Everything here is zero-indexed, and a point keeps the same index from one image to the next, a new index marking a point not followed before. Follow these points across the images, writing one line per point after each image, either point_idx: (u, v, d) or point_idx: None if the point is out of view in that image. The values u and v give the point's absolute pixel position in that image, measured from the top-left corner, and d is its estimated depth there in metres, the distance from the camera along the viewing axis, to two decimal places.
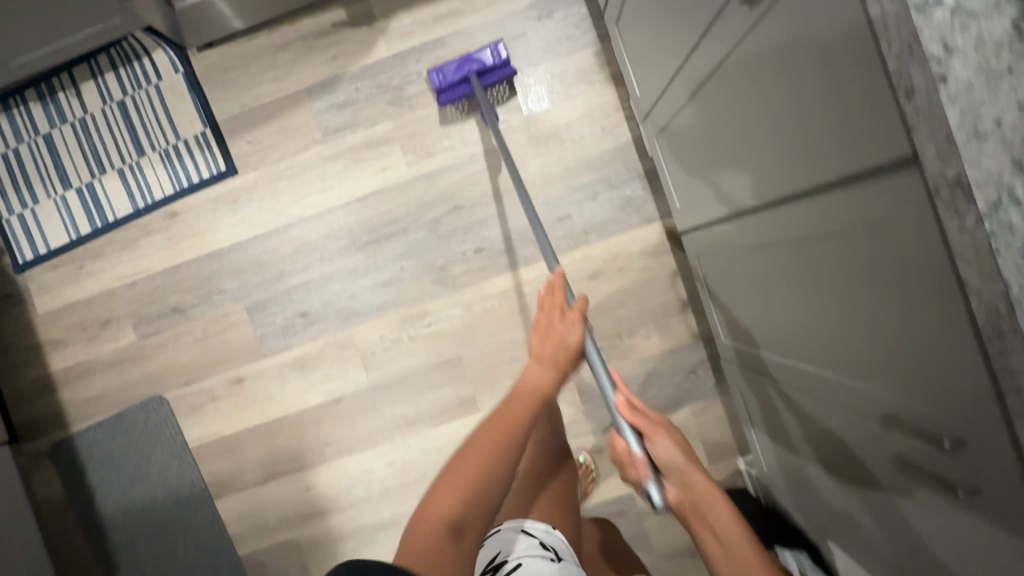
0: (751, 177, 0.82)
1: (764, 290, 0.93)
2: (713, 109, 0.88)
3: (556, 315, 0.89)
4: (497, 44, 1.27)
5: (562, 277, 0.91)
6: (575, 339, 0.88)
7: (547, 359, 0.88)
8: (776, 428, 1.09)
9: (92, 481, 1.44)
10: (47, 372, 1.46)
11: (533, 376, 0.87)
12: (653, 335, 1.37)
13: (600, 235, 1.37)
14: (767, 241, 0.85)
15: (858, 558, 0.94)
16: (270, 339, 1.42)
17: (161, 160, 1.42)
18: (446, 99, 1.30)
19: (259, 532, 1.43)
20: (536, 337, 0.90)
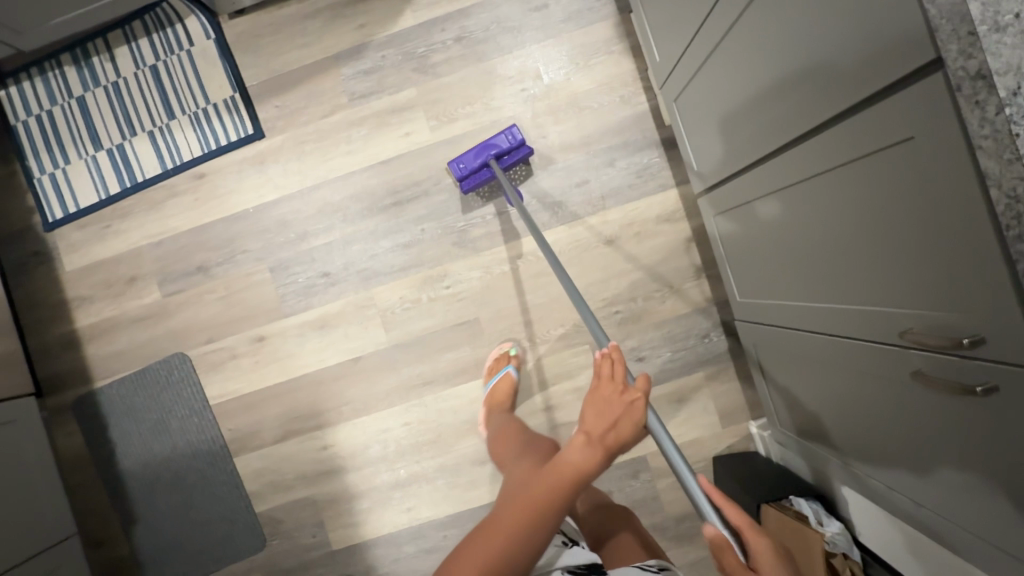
0: (767, 123, 0.86)
1: (780, 237, 0.97)
2: (730, 62, 0.91)
3: (615, 390, 0.72)
4: (512, 127, 1.34)
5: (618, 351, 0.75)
6: (633, 418, 0.71)
7: (599, 442, 0.69)
8: (790, 380, 1.13)
9: (114, 434, 1.47)
10: (73, 328, 1.49)
11: (575, 462, 0.67)
12: (667, 299, 1.40)
13: (616, 201, 1.40)
14: (783, 185, 0.89)
15: (872, 495, 0.97)
16: (292, 299, 1.45)
17: (191, 122, 1.46)
18: (468, 186, 1.34)
19: (277, 489, 1.45)
20: (588, 412, 0.71)
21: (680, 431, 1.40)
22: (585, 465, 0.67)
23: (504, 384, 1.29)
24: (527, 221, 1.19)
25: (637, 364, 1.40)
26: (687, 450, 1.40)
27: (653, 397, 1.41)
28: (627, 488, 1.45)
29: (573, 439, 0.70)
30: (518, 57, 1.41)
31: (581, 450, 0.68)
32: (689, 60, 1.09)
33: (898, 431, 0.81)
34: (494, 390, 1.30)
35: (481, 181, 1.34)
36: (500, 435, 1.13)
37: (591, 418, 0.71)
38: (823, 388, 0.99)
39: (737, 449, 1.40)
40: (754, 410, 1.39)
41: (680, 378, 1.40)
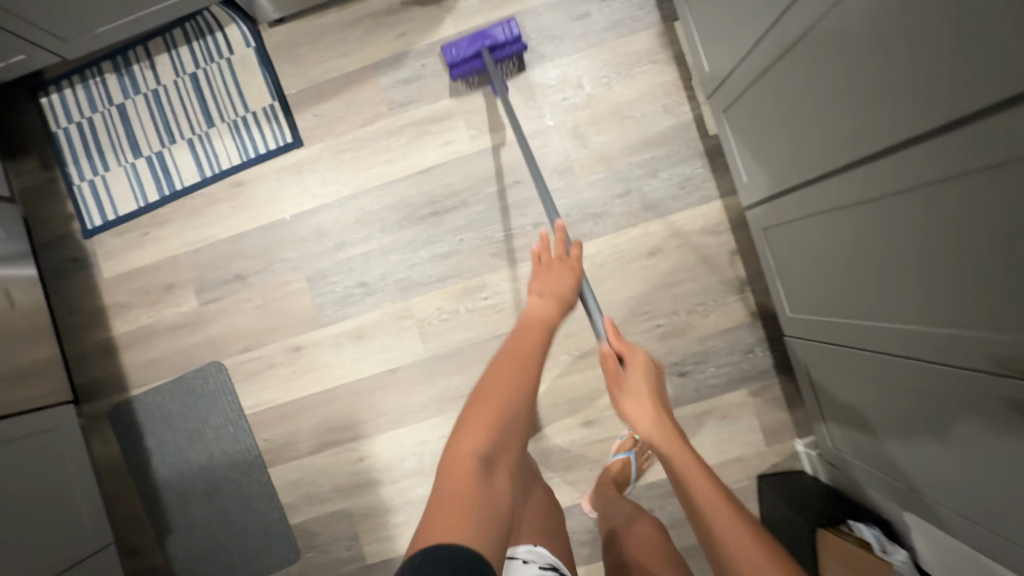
0: (836, 140, 0.86)
1: (838, 253, 0.98)
2: (795, 79, 0.91)
3: (558, 258, 0.98)
4: (510, 21, 1.31)
5: (562, 229, 0.99)
6: (572, 280, 0.96)
7: (548, 295, 0.92)
8: (841, 397, 1.12)
9: (149, 443, 1.47)
10: (110, 336, 1.49)
11: (537, 314, 0.89)
12: (710, 313, 1.37)
13: (659, 212, 1.38)
14: (851, 201, 0.87)
15: (940, 524, 0.93)
16: (329, 309, 1.44)
17: (229, 130, 1.45)
18: (458, 73, 1.33)
19: (311, 501, 1.44)
20: (538, 277, 0.96)
21: (722, 448, 1.37)
22: (546, 315, 0.89)
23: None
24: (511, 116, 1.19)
25: (679, 379, 1.38)
26: (730, 468, 1.37)
27: (695, 413, 1.38)
28: (667, 505, 1.41)
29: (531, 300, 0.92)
30: (559, 65, 1.40)
31: (539, 304, 0.91)
32: (745, 72, 1.07)
33: (964, 453, 0.81)
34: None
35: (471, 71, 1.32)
36: None
37: (540, 284, 0.94)
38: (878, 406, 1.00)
39: (781, 468, 1.36)
40: (800, 428, 1.35)
41: (723, 395, 1.37)
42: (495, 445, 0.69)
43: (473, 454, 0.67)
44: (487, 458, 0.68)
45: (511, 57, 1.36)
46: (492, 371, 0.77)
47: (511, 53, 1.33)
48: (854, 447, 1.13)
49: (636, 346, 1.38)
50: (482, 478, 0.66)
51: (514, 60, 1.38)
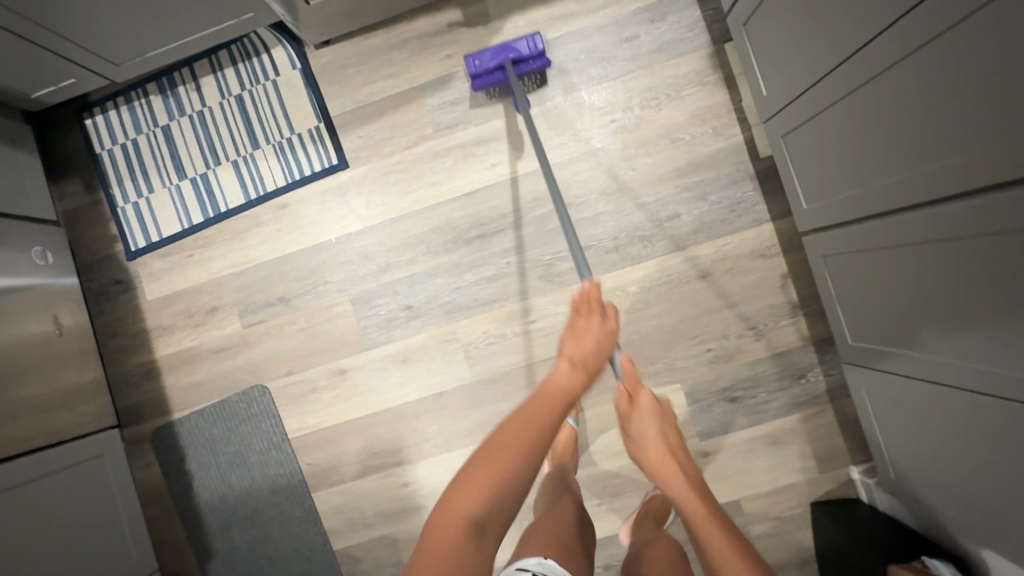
0: (898, 178, 0.91)
1: (891, 286, 1.02)
2: (862, 115, 0.95)
3: (593, 320, 0.91)
4: (533, 35, 1.30)
5: (596, 287, 0.93)
6: (605, 340, 0.90)
7: (579, 362, 0.86)
8: (892, 425, 1.15)
9: (191, 466, 1.45)
10: (152, 358, 1.48)
11: (563, 381, 0.83)
12: (762, 338, 1.35)
13: (709, 235, 1.36)
14: (916, 239, 0.91)
15: (1002, 556, 0.95)
16: (373, 331, 1.42)
17: (275, 152, 1.45)
18: (480, 84, 1.33)
19: (356, 526, 1.42)
20: (569, 341, 0.90)
21: (774, 475, 1.35)
22: (571, 382, 0.83)
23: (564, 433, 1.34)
24: (529, 126, 1.18)
25: (730, 404, 1.36)
26: (783, 495, 1.34)
27: (747, 439, 1.35)
28: None
29: (559, 365, 0.86)
30: (607, 88, 1.39)
31: (567, 371, 0.85)
32: (808, 100, 1.08)
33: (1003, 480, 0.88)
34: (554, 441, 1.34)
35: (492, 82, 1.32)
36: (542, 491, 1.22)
37: (570, 344, 0.89)
38: (917, 429, 1.06)
39: (835, 496, 1.34)
40: (854, 454, 1.33)
41: (775, 421, 1.35)
42: (490, 511, 0.68)
43: (466, 517, 0.67)
44: (479, 524, 0.67)
45: (533, 72, 1.36)
46: (504, 434, 0.73)
47: (534, 67, 1.33)
48: (912, 477, 1.12)
49: (686, 370, 1.36)
50: (471, 541, 0.66)
51: (536, 74, 1.38)
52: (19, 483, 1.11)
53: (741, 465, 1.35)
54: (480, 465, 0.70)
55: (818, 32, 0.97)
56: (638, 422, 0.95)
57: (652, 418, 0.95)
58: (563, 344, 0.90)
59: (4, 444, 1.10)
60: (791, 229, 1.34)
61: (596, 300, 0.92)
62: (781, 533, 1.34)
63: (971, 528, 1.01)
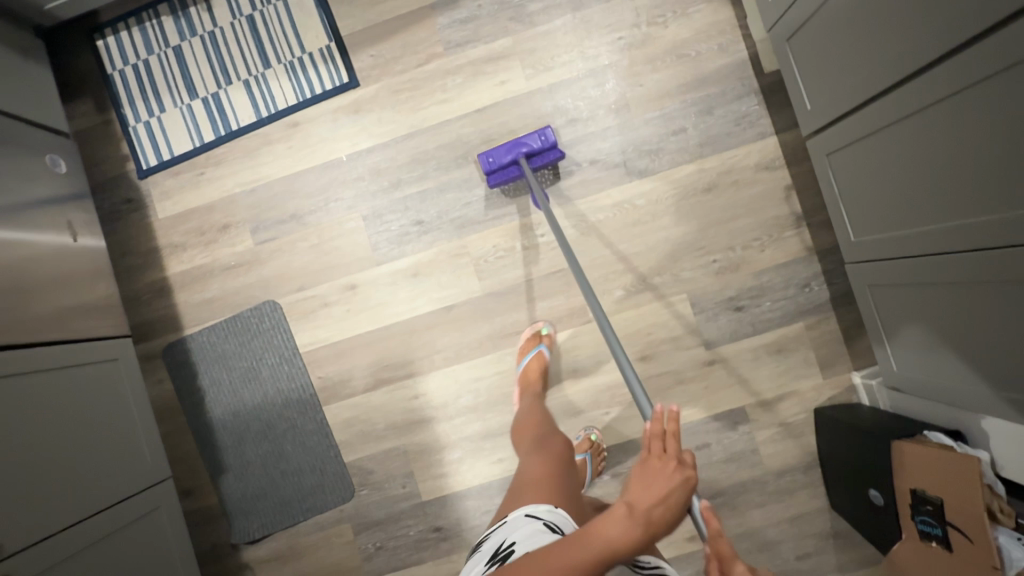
0: (894, 54, 0.96)
1: (894, 169, 1.05)
2: (853, 3, 0.99)
3: (666, 466, 0.73)
4: (545, 129, 1.34)
5: (673, 423, 0.75)
6: (679, 493, 0.72)
7: (638, 514, 0.69)
8: (896, 315, 1.18)
9: (203, 382, 1.47)
10: (164, 276, 1.49)
11: (616, 533, 0.67)
12: (767, 248, 1.38)
13: (715, 148, 1.39)
14: (911, 112, 0.96)
15: (1002, 414, 1.00)
16: (385, 247, 1.44)
17: (286, 71, 1.46)
18: (496, 180, 1.36)
19: (368, 438, 1.44)
20: (635, 482, 0.73)
21: (779, 382, 1.38)
22: (621, 537, 0.67)
23: (536, 362, 1.32)
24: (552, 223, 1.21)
25: (735, 314, 1.38)
26: (787, 402, 1.37)
27: (752, 347, 1.38)
28: (723, 440, 1.38)
29: (614, 509, 0.70)
30: (613, 8, 1.41)
31: (621, 521, 0.69)
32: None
33: (1004, 330, 0.93)
34: (526, 369, 1.32)
35: (508, 177, 1.35)
36: (523, 423, 1.14)
37: (638, 489, 0.72)
38: (918, 308, 1.11)
39: (837, 402, 1.37)
40: (857, 360, 1.36)
41: (779, 328, 1.38)
42: None
43: None
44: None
45: (547, 165, 1.38)
46: (531, 564, 0.65)
47: (547, 160, 1.35)
48: (914, 361, 1.18)
49: (693, 281, 1.39)
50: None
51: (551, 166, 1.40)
52: (35, 369, 1.12)
53: (746, 372, 1.38)
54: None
55: None
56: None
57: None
58: (629, 487, 0.73)
59: (22, 330, 1.11)
60: (794, 141, 1.38)
61: (672, 442, 0.74)
62: (784, 438, 1.37)
63: (970, 397, 1.06)
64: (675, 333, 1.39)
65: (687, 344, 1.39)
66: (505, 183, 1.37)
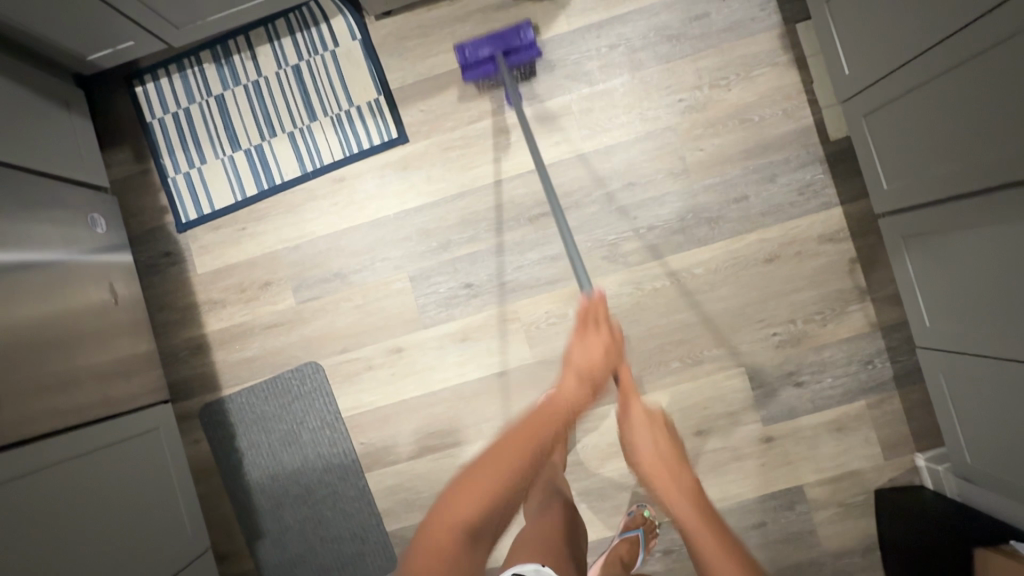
0: (979, 162, 0.94)
1: (974, 266, 1.01)
2: (944, 103, 0.97)
3: (598, 336, 0.91)
4: (524, 24, 1.30)
5: (599, 300, 0.92)
6: (610, 355, 0.90)
7: (584, 377, 0.88)
8: (970, 409, 1.12)
9: (241, 444, 1.42)
10: (202, 333, 1.44)
11: (568, 396, 0.87)
12: (829, 322, 1.34)
13: (777, 218, 1.34)
14: (996, 221, 0.94)
15: None
16: (432, 310, 1.40)
17: (333, 124, 1.41)
18: (470, 76, 1.33)
19: (411, 507, 1.39)
20: (580, 351, 0.91)
21: (839, 462, 1.34)
22: (575, 398, 0.87)
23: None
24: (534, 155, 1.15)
25: (794, 389, 1.34)
26: (847, 482, 1.33)
27: (812, 425, 1.34)
28: (780, 519, 1.34)
29: (568, 378, 0.90)
30: (674, 68, 1.36)
31: (573, 386, 0.88)
32: (886, 86, 1.08)
33: None
34: None
35: (483, 74, 1.33)
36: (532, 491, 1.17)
37: (578, 353, 0.91)
38: (987, 409, 1.08)
39: (899, 484, 1.33)
40: (920, 441, 1.32)
41: (840, 406, 1.34)
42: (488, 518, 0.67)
43: (461, 524, 0.65)
44: (474, 530, 0.66)
45: (523, 64, 1.36)
46: (504, 445, 0.73)
47: (524, 59, 1.32)
48: (980, 458, 1.14)
49: (752, 354, 1.35)
50: (468, 547, 0.65)
51: (526, 66, 1.37)
52: (70, 456, 1.06)
53: (804, 450, 1.34)
54: (477, 474, 0.69)
55: (905, 16, 0.98)
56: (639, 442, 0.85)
57: (650, 431, 0.85)
58: (572, 357, 0.91)
59: (53, 412, 1.05)
60: (860, 213, 1.33)
61: (601, 316, 0.91)
62: (844, 519, 1.33)
63: None
64: (731, 408, 1.35)
65: (745, 418, 1.35)
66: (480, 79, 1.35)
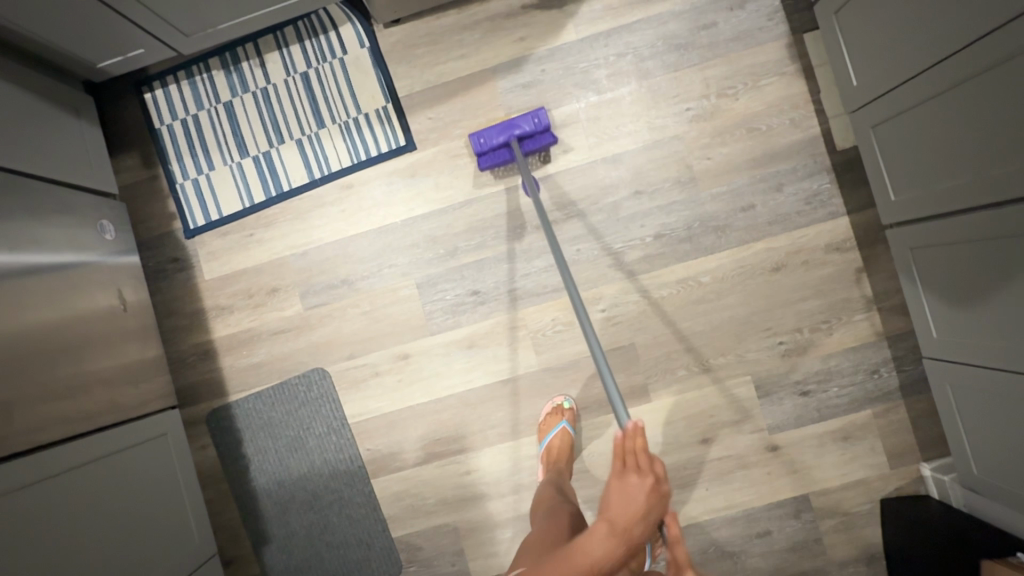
0: (987, 176, 0.94)
1: (982, 279, 1.02)
2: (952, 116, 0.97)
3: (642, 481, 0.75)
4: (538, 112, 1.33)
5: (639, 435, 0.75)
6: (652, 508, 0.75)
7: (617, 529, 0.73)
8: (978, 422, 1.12)
9: (248, 450, 1.43)
10: (210, 339, 1.45)
11: (595, 551, 0.73)
12: (836, 331, 1.34)
13: (784, 227, 1.35)
14: (1003, 235, 0.95)
15: None
16: (439, 317, 1.40)
17: (341, 131, 1.42)
18: (486, 162, 1.34)
19: (417, 513, 1.40)
20: (613, 495, 0.75)
21: (845, 469, 1.34)
22: (605, 553, 0.73)
23: (561, 439, 1.30)
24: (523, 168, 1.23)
25: (800, 398, 1.35)
26: (853, 490, 1.33)
27: (817, 433, 1.34)
28: (786, 527, 1.34)
29: (596, 527, 0.75)
30: (682, 77, 1.37)
31: (602, 539, 0.74)
32: (894, 98, 1.09)
33: None
34: (549, 446, 1.30)
35: (498, 159, 1.34)
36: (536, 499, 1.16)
37: (614, 505, 0.75)
38: (992, 421, 1.08)
39: (904, 492, 1.33)
40: (926, 449, 1.32)
41: (846, 415, 1.34)
42: None
43: None
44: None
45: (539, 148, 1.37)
46: None
47: (539, 143, 1.34)
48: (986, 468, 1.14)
49: (758, 362, 1.35)
50: None
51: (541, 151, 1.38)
52: (76, 465, 1.05)
53: (810, 459, 1.34)
54: None
55: (914, 29, 0.99)
56: None
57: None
58: (607, 503, 0.75)
59: (60, 419, 1.05)
60: (867, 222, 1.33)
61: (642, 456, 0.75)
62: (849, 527, 1.33)
63: None
64: (737, 416, 1.35)
65: (751, 427, 1.35)
66: (496, 166, 1.36)
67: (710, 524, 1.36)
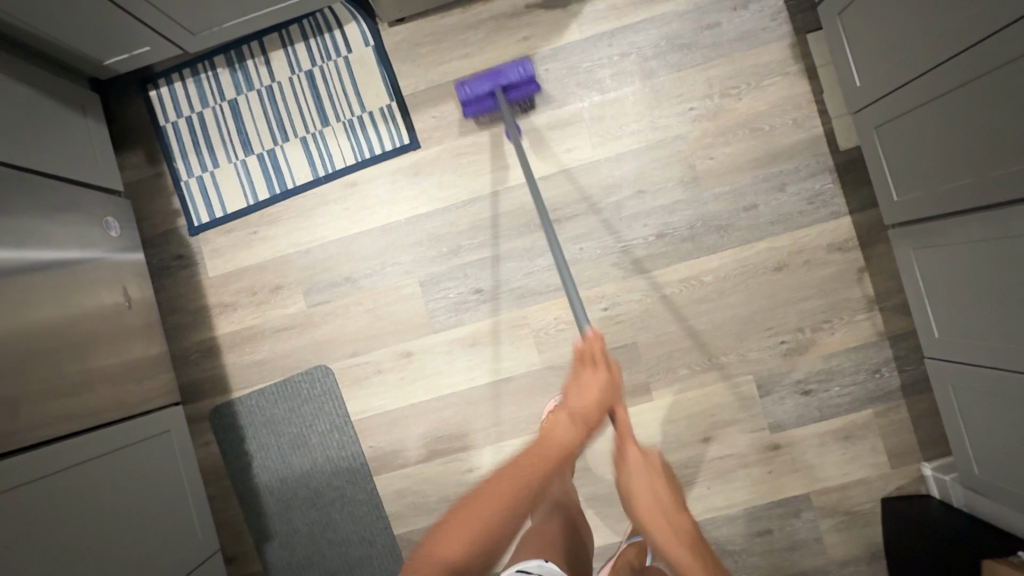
0: (990, 177, 0.95)
1: (983, 279, 1.02)
2: (954, 117, 0.98)
3: (596, 372, 0.86)
4: (524, 61, 1.30)
5: (597, 337, 0.88)
6: (609, 394, 0.85)
7: (579, 417, 0.81)
8: (979, 422, 1.13)
9: (251, 446, 1.43)
10: (213, 336, 1.45)
11: (562, 435, 0.78)
12: (838, 331, 1.34)
13: (786, 226, 1.35)
14: (1006, 235, 0.95)
15: None
16: (442, 315, 1.41)
17: (345, 130, 1.42)
18: (470, 111, 1.33)
19: (419, 510, 1.40)
20: (574, 393, 0.84)
21: (846, 469, 1.34)
22: (571, 437, 0.78)
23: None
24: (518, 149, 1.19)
25: (801, 397, 1.35)
26: (854, 490, 1.34)
27: (819, 433, 1.35)
28: (786, 526, 1.35)
29: (559, 418, 0.81)
30: (685, 77, 1.37)
31: (567, 425, 0.79)
32: (897, 98, 1.09)
33: None
34: None
35: (483, 109, 1.33)
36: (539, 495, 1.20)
37: (575, 395, 0.84)
38: (993, 421, 1.09)
39: (905, 492, 1.33)
40: (927, 449, 1.32)
41: (847, 414, 1.34)
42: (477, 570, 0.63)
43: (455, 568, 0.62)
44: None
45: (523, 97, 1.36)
46: (491, 486, 0.69)
47: (524, 93, 1.33)
48: (987, 468, 1.15)
49: (759, 361, 1.36)
50: None
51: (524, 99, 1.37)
52: (79, 461, 1.06)
53: (811, 458, 1.35)
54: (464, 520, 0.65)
55: (917, 30, 0.99)
56: (632, 479, 0.82)
57: (646, 475, 0.81)
58: (566, 394, 0.85)
59: (65, 416, 1.05)
60: (869, 223, 1.34)
61: (598, 353, 0.87)
62: (850, 527, 1.33)
63: None
64: (738, 415, 1.36)
65: (753, 425, 1.35)
66: (480, 113, 1.35)
67: (711, 522, 1.36)
